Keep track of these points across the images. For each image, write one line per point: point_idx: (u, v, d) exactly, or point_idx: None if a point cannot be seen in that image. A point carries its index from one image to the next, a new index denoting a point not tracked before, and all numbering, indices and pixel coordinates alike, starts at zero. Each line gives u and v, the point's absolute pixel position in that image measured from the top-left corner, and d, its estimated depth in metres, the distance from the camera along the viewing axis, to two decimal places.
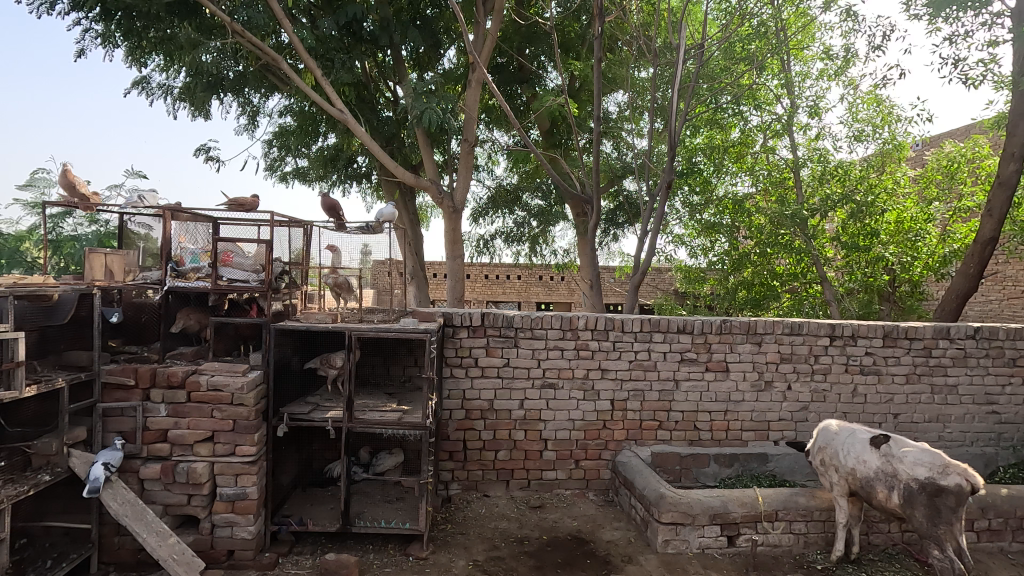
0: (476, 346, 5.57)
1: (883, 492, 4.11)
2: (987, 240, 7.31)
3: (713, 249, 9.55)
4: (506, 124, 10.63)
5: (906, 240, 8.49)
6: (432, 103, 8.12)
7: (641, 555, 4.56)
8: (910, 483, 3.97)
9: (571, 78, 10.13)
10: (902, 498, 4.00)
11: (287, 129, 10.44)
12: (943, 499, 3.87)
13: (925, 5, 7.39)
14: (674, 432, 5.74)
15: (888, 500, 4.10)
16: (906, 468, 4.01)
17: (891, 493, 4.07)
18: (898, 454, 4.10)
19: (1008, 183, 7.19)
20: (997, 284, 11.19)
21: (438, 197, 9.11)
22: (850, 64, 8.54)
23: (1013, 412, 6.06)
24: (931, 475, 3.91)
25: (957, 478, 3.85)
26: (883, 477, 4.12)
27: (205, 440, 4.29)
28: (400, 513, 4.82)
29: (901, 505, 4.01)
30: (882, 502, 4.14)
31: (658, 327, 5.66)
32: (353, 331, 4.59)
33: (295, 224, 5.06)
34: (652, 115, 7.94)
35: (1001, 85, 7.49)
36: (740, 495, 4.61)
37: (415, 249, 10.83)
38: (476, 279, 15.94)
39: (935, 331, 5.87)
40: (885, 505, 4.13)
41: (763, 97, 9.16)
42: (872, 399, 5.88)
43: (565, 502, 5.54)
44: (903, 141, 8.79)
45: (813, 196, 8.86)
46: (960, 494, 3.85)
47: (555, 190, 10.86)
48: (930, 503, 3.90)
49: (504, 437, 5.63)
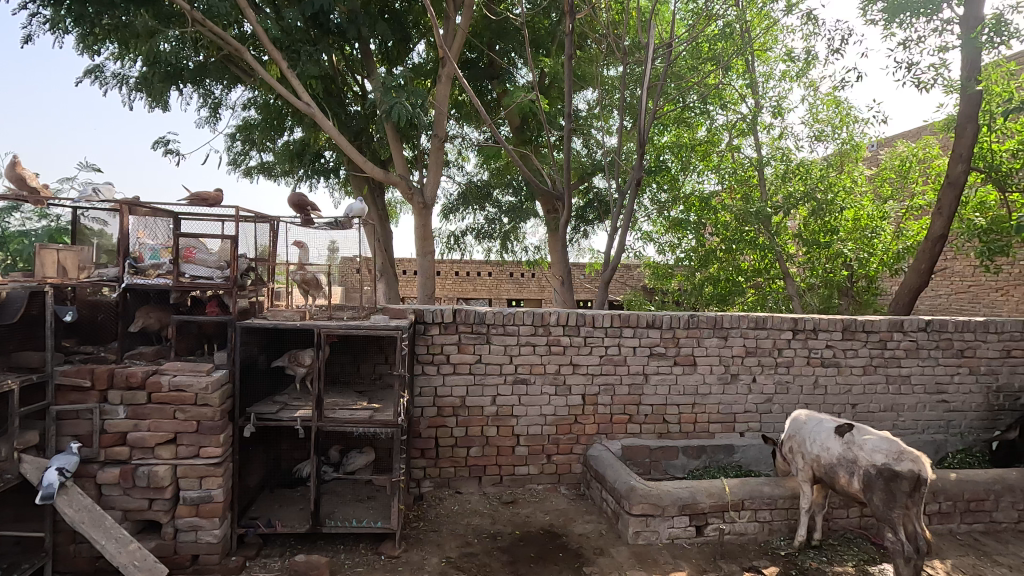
0: (448, 343, 5.53)
1: (845, 477, 4.28)
2: (937, 237, 7.65)
3: (681, 245, 9.81)
4: (476, 119, 10.64)
5: (863, 237, 8.73)
6: (401, 98, 8.03)
7: (613, 547, 4.62)
8: (869, 469, 4.13)
9: (542, 75, 10.14)
10: (861, 483, 4.16)
11: (251, 123, 10.18)
12: (898, 484, 4.02)
13: (880, 11, 7.70)
14: (644, 425, 5.84)
15: (849, 485, 4.26)
16: (865, 455, 4.17)
17: (852, 478, 4.23)
18: (858, 441, 4.26)
19: (956, 183, 7.52)
20: (946, 280, 12.02)
21: (407, 193, 9.04)
22: (811, 66, 8.80)
23: (962, 400, 6.35)
24: (887, 461, 4.07)
25: (911, 464, 4.02)
26: (844, 463, 4.28)
27: (167, 442, 4.15)
28: (372, 512, 4.76)
29: (861, 490, 4.17)
30: (844, 487, 4.31)
31: (628, 322, 5.74)
32: (322, 328, 4.49)
33: (262, 219, 4.95)
34: (621, 113, 7.98)
35: (952, 89, 7.84)
36: (708, 485, 4.74)
37: (385, 246, 10.72)
38: (446, 275, 15.88)
39: (890, 324, 6.12)
40: (847, 490, 4.30)
41: (728, 96, 9.37)
42: (832, 390, 6.09)
43: (537, 497, 5.57)
44: (861, 141, 9.15)
45: (776, 194, 9.13)
46: (914, 479, 4.00)
47: (526, 186, 10.99)
48: (886, 487, 4.04)
49: (476, 433, 5.62)
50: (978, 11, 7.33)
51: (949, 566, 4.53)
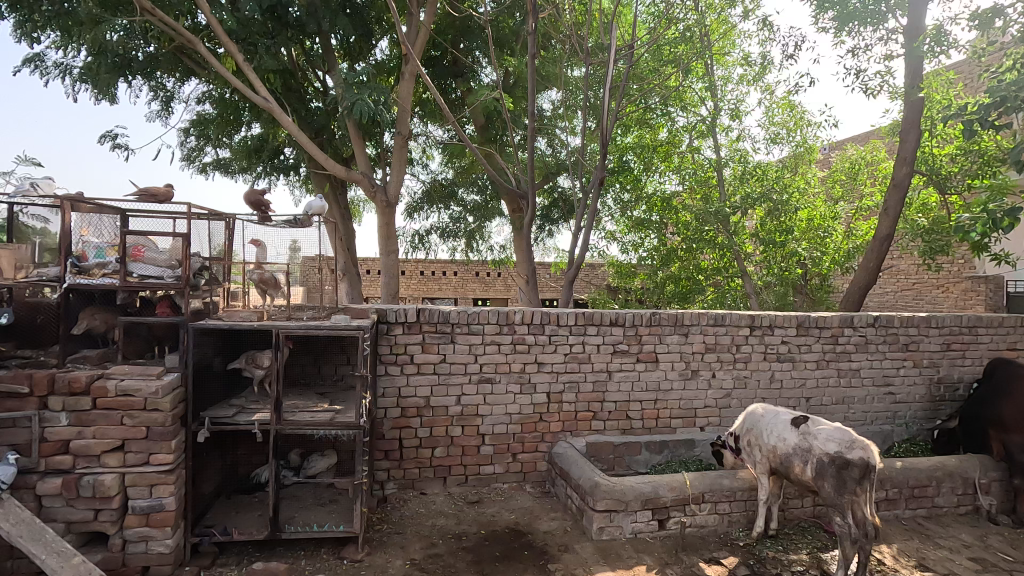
0: (412, 342, 5.46)
1: (799, 466, 4.43)
2: (884, 237, 8.00)
3: (644, 244, 9.98)
4: (440, 118, 10.55)
5: (817, 236, 9.09)
6: (364, 95, 7.89)
7: (577, 543, 4.66)
8: (822, 457, 4.28)
9: (506, 74, 10.14)
10: (814, 471, 4.32)
11: (206, 117, 9.83)
12: (849, 472, 4.19)
13: (831, 19, 8.00)
14: (608, 422, 5.91)
15: (803, 474, 4.42)
16: (819, 444, 4.31)
17: (805, 466, 4.38)
18: (814, 431, 4.41)
19: (901, 185, 7.88)
20: (892, 277, 12.70)
21: (370, 191, 8.90)
22: (766, 70, 9.09)
23: (907, 391, 6.67)
24: (840, 450, 4.23)
25: (861, 453, 4.18)
26: (799, 452, 4.43)
27: (114, 449, 3.96)
28: (334, 516, 4.65)
29: (813, 477, 4.33)
30: (798, 476, 4.46)
31: (592, 320, 5.79)
32: (281, 328, 4.36)
33: (217, 216, 4.82)
34: (585, 113, 8.04)
35: (897, 96, 8.22)
36: (670, 479, 4.83)
37: (347, 245, 10.53)
38: (411, 275, 15.75)
39: (841, 320, 6.37)
40: (800, 478, 4.45)
41: (689, 98, 9.57)
42: (788, 384, 6.30)
43: (502, 496, 5.56)
44: (814, 144, 9.49)
45: (734, 194, 9.38)
46: (864, 467, 4.18)
47: (491, 185, 10.98)
48: (838, 475, 4.21)
49: (441, 433, 5.58)
50: (921, 22, 7.70)
51: (895, 551, 4.74)
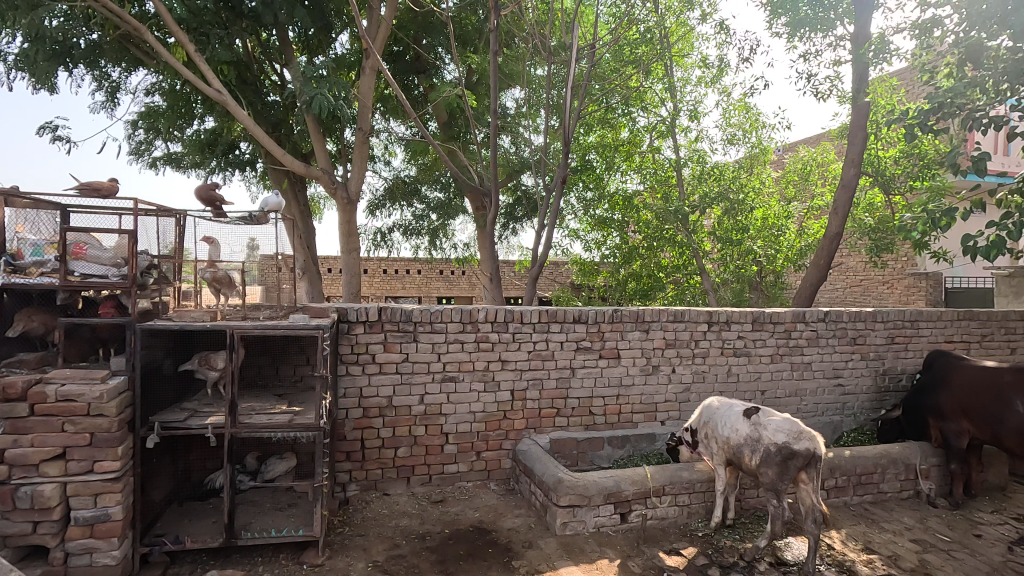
0: (374, 341, 5.38)
1: (748, 455, 4.55)
2: (834, 235, 8.33)
3: (606, 243, 10.11)
4: (402, 114, 10.42)
5: (771, 234, 9.41)
6: (323, 89, 7.72)
7: (541, 539, 4.69)
8: (770, 447, 4.42)
9: (469, 71, 10.09)
10: (760, 459, 4.46)
11: (155, 110, 9.42)
12: (794, 462, 4.36)
13: (784, 24, 8.30)
14: (571, 418, 5.96)
15: (751, 462, 4.55)
16: (769, 434, 4.46)
17: (753, 455, 4.52)
18: (764, 422, 4.55)
19: (849, 186, 8.21)
20: (841, 274, 13.27)
21: (330, 187, 8.72)
22: (723, 73, 9.34)
23: (855, 383, 6.97)
24: (788, 440, 4.38)
25: (808, 443, 4.35)
26: (749, 442, 4.56)
27: (54, 458, 3.76)
28: (293, 520, 4.54)
29: (759, 465, 4.47)
30: (747, 465, 4.59)
31: (555, 317, 5.83)
32: (235, 328, 4.21)
33: (165, 213, 4.59)
34: (547, 112, 8.07)
35: (845, 100, 8.57)
36: (632, 473, 4.91)
37: (307, 243, 10.29)
38: (374, 274, 15.53)
39: (794, 315, 6.61)
40: (749, 467, 4.58)
41: (649, 99, 9.74)
42: (744, 377, 6.50)
43: (466, 494, 5.54)
44: (768, 145, 9.80)
45: (693, 194, 9.59)
46: (808, 457, 4.36)
47: (454, 183, 10.92)
48: (783, 464, 4.37)
49: (404, 433, 5.52)
50: (867, 29, 8.05)
51: (844, 535, 4.95)
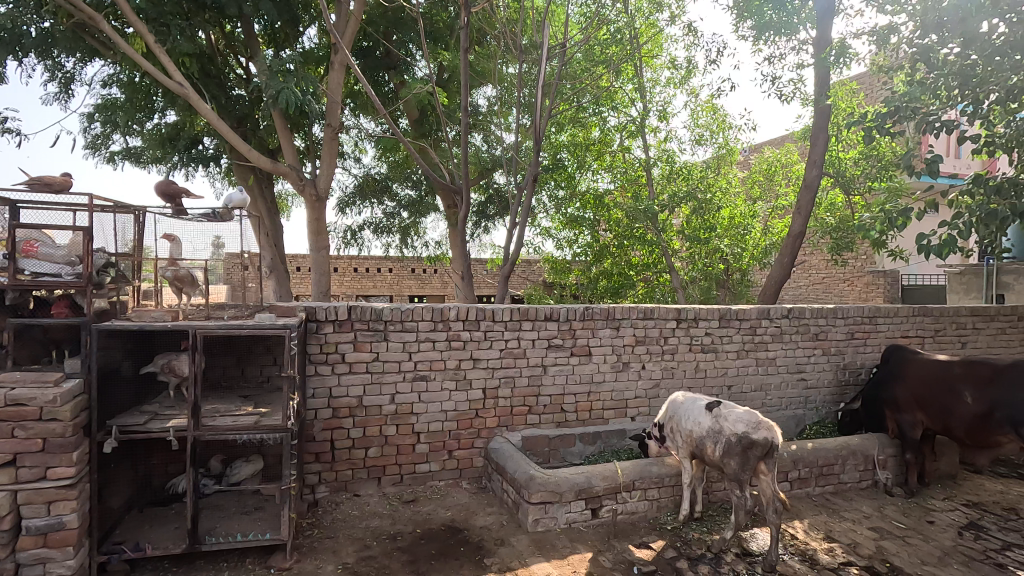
0: (343, 341, 5.30)
1: (711, 447, 4.67)
2: (797, 234, 8.56)
3: (578, 241, 10.18)
4: (372, 110, 10.29)
5: (737, 233, 9.59)
6: (290, 83, 7.56)
7: (513, 536, 4.70)
8: (731, 437, 4.55)
9: (440, 68, 10.02)
10: (722, 450, 4.58)
11: (113, 102, 9.08)
12: (753, 451, 4.49)
13: (750, 28, 8.49)
14: (543, 415, 5.99)
15: (713, 454, 4.67)
16: (729, 424, 4.59)
17: (715, 447, 4.63)
18: (725, 413, 4.68)
19: (812, 186, 8.44)
20: (804, 272, 13.66)
21: (298, 184, 8.54)
22: (691, 74, 9.50)
23: (817, 377, 7.19)
24: (747, 430, 4.51)
25: (766, 433, 4.48)
26: (711, 434, 4.68)
27: (3, 465, 3.59)
28: (260, 524, 4.44)
29: (721, 455, 4.59)
30: (710, 457, 4.71)
31: (526, 315, 5.85)
32: (198, 328, 4.09)
33: (122, 209, 4.47)
34: (519, 110, 8.06)
35: (808, 103, 8.82)
36: (603, 469, 4.97)
37: (274, 241, 10.08)
38: (344, 272, 15.32)
39: (759, 312, 6.78)
40: (712, 458, 4.70)
41: (620, 99, 9.85)
42: (711, 373, 6.63)
43: (438, 493, 5.51)
44: (734, 146, 10.01)
45: (662, 193, 9.74)
46: (766, 446, 4.49)
47: (426, 180, 10.84)
48: (742, 453, 4.50)
49: (375, 433, 5.45)
50: (829, 34, 8.28)
51: (806, 525, 5.11)
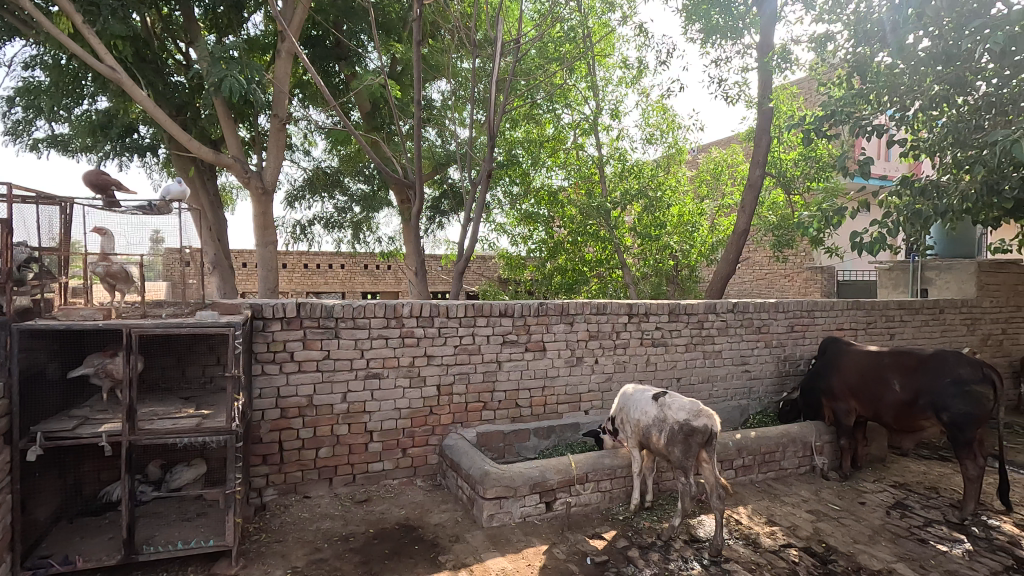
0: (292, 339, 5.14)
1: (656, 436, 4.81)
2: (742, 232, 8.88)
3: (532, 237, 10.24)
4: (322, 102, 10.00)
5: (686, 231, 9.89)
6: (233, 71, 7.24)
7: (468, 533, 4.69)
8: (674, 425, 4.70)
9: (393, 61, 9.84)
10: (667, 438, 4.72)
11: (37, 86, 8.47)
12: (694, 438, 4.65)
13: (698, 31, 8.74)
14: (497, 411, 6.00)
15: (659, 442, 4.81)
16: (672, 413, 4.74)
17: (660, 435, 4.77)
18: (669, 402, 4.84)
19: (755, 185, 8.77)
20: (749, 269, 14.24)
21: (243, 177, 8.21)
22: (642, 75, 9.71)
23: (759, 368, 7.51)
24: (688, 418, 4.68)
25: (706, 420, 4.65)
26: (656, 423, 4.82)
27: None
28: (202, 530, 4.25)
29: (666, 444, 4.74)
30: (656, 445, 4.85)
31: (481, 311, 5.83)
32: (132, 327, 3.86)
33: (46, 201, 4.14)
34: (473, 105, 7.99)
35: (752, 105, 9.16)
36: (557, 463, 5.03)
37: (218, 235, 9.65)
38: (294, 268, 14.87)
39: (706, 307, 7.02)
40: (658, 447, 4.84)
41: (573, 97, 9.95)
42: (661, 366, 6.82)
43: (392, 492, 5.43)
44: (683, 145, 10.30)
45: (614, 190, 9.92)
46: (706, 433, 4.65)
47: (378, 175, 10.64)
48: (685, 441, 4.66)
49: (326, 433, 5.32)
50: (771, 40, 8.63)
51: (750, 510, 5.33)
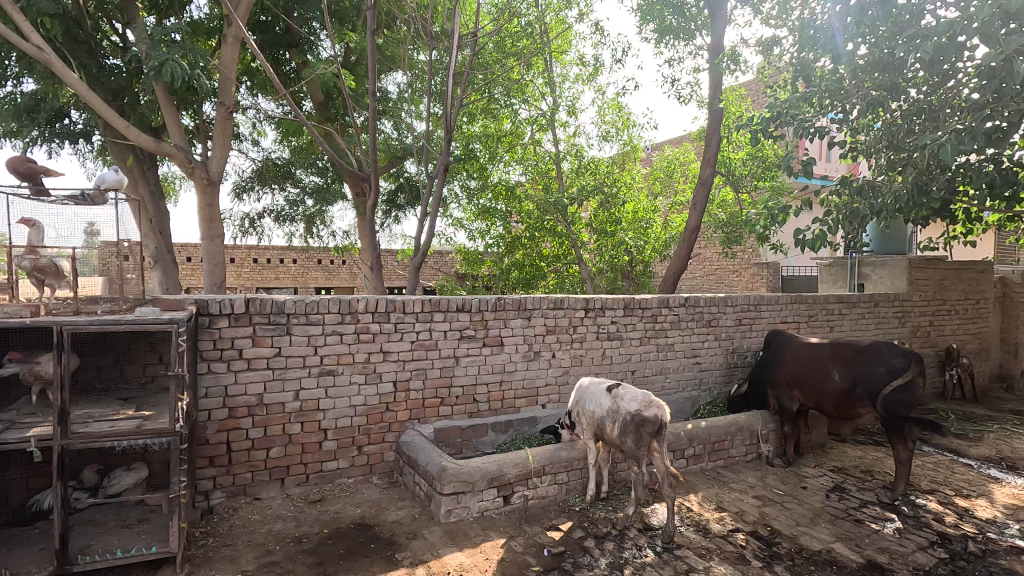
0: (240, 336, 4.95)
1: (610, 427, 4.91)
2: (693, 228, 9.13)
3: (490, 232, 10.22)
4: (272, 90, 9.66)
5: (640, 227, 10.11)
6: (175, 55, 6.89)
7: (425, 529, 4.66)
8: (626, 416, 4.81)
9: (347, 50, 9.61)
10: (620, 429, 4.83)
11: None
12: (645, 427, 4.77)
13: (652, 31, 8.91)
14: (455, 406, 5.97)
15: (612, 434, 4.90)
16: (624, 404, 4.85)
17: (614, 426, 4.88)
18: (622, 394, 4.95)
19: (706, 183, 9.02)
20: (700, 264, 14.70)
21: (187, 167, 7.81)
22: (598, 72, 9.83)
23: (710, 360, 7.76)
24: (639, 408, 4.80)
25: (656, 410, 4.78)
26: (610, 415, 4.92)
27: None
28: (144, 537, 4.05)
29: (619, 435, 4.84)
30: (609, 436, 4.95)
31: (438, 306, 5.78)
32: (64, 325, 3.63)
33: None
34: (430, 99, 7.85)
35: (703, 105, 9.43)
36: (514, 456, 5.05)
37: (159, 228, 9.19)
38: (242, 263, 14.37)
39: (659, 301, 7.19)
40: (611, 438, 4.93)
41: (530, 92, 9.98)
42: (616, 359, 6.95)
43: (347, 491, 5.33)
44: (638, 143, 10.49)
45: (571, 186, 10.01)
46: (657, 423, 4.79)
47: (332, 167, 10.38)
48: (637, 431, 4.77)
49: (277, 433, 5.17)
50: (721, 42, 8.87)
51: (700, 497, 5.51)
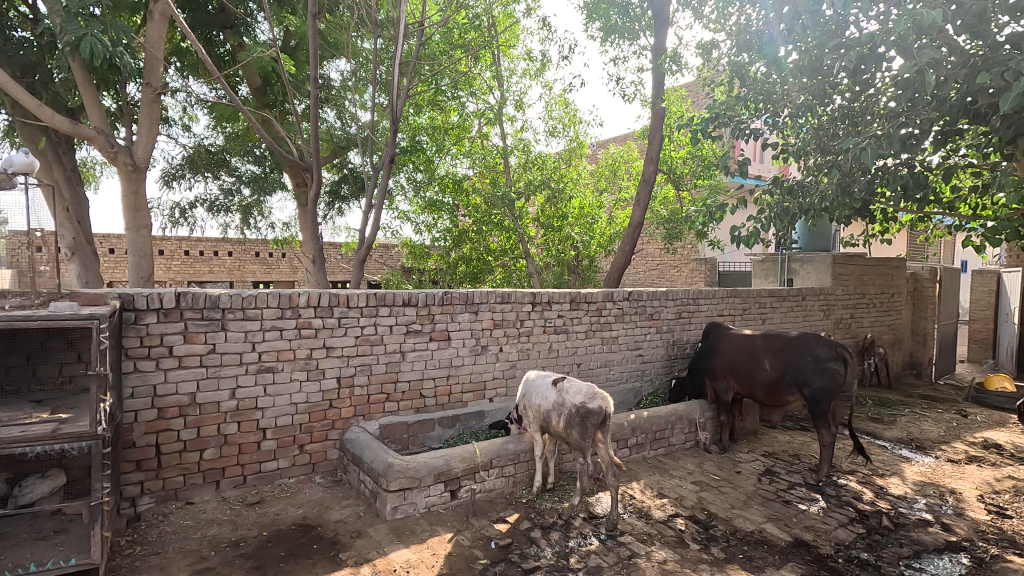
0: (170, 332, 4.68)
1: (555, 420, 4.98)
2: (637, 225, 9.36)
3: (436, 225, 10.11)
4: (204, 73, 9.14)
5: (586, 222, 10.28)
6: (94, 30, 6.38)
7: (370, 527, 4.57)
8: (572, 409, 4.89)
9: (286, 35, 9.28)
10: (565, 422, 4.91)
11: None
12: (590, 419, 4.88)
13: (598, 28, 9.06)
14: (401, 402, 5.89)
15: (558, 426, 4.98)
16: (569, 397, 4.93)
17: (559, 419, 4.95)
18: (567, 387, 5.02)
19: (649, 181, 9.25)
20: (642, 259, 15.12)
21: (108, 151, 7.23)
22: (545, 68, 9.90)
23: (652, 352, 8.01)
24: (584, 401, 4.90)
25: (600, 402, 4.90)
26: (555, 408, 4.98)
27: None
28: (62, 549, 3.76)
29: (564, 427, 4.92)
30: (555, 429, 5.02)
31: (383, 301, 5.67)
32: None
33: None
34: (376, 90, 7.58)
35: (647, 105, 9.68)
36: (461, 450, 5.04)
37: (77, 216, 8.52)
38: (173, 255, 13.60)
39: (604, 295, 7.35)
40: (557, 430, 5.01)
41: (477, 85, 9.93)
42: (563, 352, 7.05)
43: (288, 491, 5.16)
44: (583, 140, 10.66)
45: (519, 180, 10.04)
46: (601, 414, 4.90)
47: (270, 156, 9.95)
48: (582, 423, 4.87)
49: (211, 433, 4.92)
50: (664, 43, 9.12)
51: (642, 485, 5.69)
